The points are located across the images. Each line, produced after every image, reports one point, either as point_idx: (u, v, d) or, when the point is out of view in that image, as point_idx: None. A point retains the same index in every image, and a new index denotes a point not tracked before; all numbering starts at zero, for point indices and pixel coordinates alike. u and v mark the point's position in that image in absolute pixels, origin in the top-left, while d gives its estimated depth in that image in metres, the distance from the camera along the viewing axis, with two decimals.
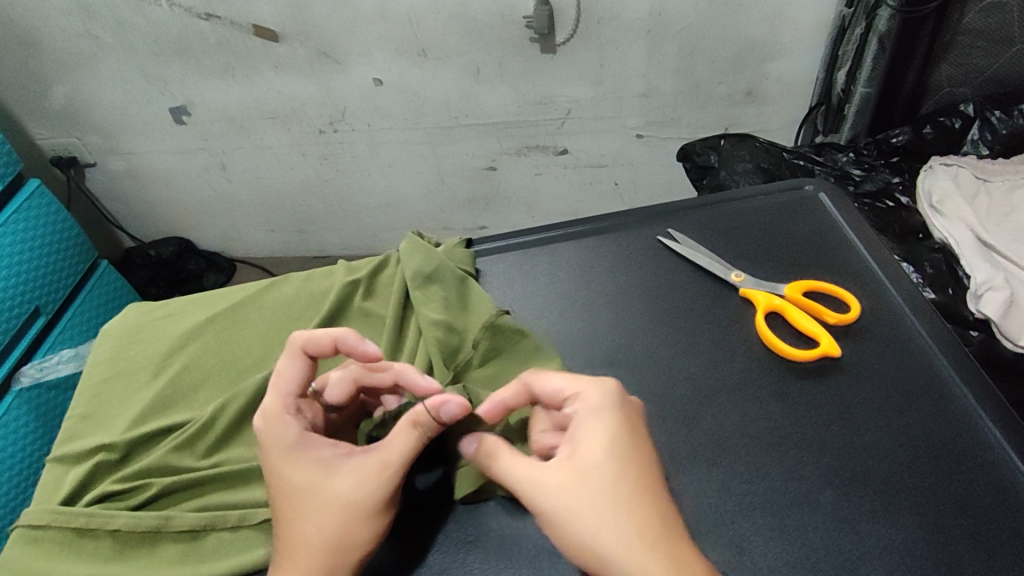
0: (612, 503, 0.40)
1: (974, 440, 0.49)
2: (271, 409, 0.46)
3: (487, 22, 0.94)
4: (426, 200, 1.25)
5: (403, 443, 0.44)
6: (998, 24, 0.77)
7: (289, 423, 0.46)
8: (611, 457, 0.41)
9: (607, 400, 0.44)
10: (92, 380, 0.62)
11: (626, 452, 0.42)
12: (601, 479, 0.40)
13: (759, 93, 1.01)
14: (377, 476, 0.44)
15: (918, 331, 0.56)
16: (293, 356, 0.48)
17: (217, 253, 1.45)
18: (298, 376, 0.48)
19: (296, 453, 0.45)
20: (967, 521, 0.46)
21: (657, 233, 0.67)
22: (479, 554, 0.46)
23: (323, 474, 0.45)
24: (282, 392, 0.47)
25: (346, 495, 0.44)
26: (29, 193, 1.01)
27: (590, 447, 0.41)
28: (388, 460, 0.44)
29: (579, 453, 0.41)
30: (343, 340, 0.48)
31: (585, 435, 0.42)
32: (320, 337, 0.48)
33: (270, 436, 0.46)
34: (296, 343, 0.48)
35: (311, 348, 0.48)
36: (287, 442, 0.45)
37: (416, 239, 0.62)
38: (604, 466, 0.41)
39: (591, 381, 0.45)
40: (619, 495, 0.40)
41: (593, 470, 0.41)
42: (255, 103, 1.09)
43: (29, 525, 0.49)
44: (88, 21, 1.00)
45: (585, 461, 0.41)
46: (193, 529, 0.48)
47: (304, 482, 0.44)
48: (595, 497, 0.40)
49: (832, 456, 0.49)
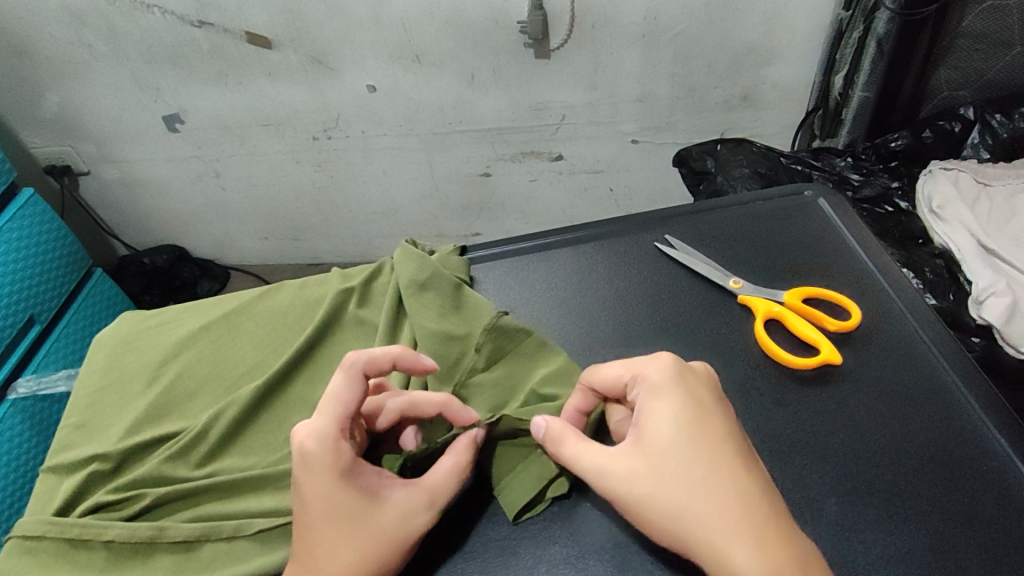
0: (692, 479, 0.40)
1: (980, 446, 0.49)
2: (329, 430, 0.43)
3: (481, 28, 0.93)
4: (420, 208, 1.24)
5: (453, 482, 0.45)
6: (997, 27, 0.77)
7: (344, 448, 0.43)
8: (683, 433, 0.41)
9: (667, 377, 0.43)
10: (84, 390, 0.61)
11: (694, 425, 0.41)
12: (672, 458, 0.40)
13: (756, 98, 1.00)
14: (424, 512, 0.44)
15: (920, 336, 0.56)
16: (352, 378, 0.45)
17: (211, 261, 1.44)
18: (358, 398, 0.44)
19: (345, 478, 0.43)
20: (974, 530, 0.45)
21: (655, 239, 0.66)
22: (480, 566, 0.45)
23: (368, 503, 0.43)
24: (338, 413, 0.43)
25: (391, 527, 0.42)
26: (23, 201, 1.00)
27: (656, 429, 0.41)
28: (435, 496, 0.44)
29: (646, 437, 0.42)
30: (402, 358, 0.47)
31: (650, 418, 0.42)
32: (382, 358, 0.46)
33: (323, 458, 0.42)
34: (357, 362, 0.45)
35: (372, 370, 0.46)
36: (339, 466, 0.42)
37: (409, 248, 0.62)
38: (675, 444, 0.41)
39: (646, 360, 0.45)
40: (694, 474, 0.40)
41: (665, 449, 0.41)
42: (249, 111, 1.09)
43: (23, 535, 0.48)
44: (80, 29, 1.00)
45: (657, 441, 0.41)
46: (188, 539, 0.47)
47: (350, 509, 0.42)
48: (671, 479, 0.40)
49: (836, 463, 0.48)
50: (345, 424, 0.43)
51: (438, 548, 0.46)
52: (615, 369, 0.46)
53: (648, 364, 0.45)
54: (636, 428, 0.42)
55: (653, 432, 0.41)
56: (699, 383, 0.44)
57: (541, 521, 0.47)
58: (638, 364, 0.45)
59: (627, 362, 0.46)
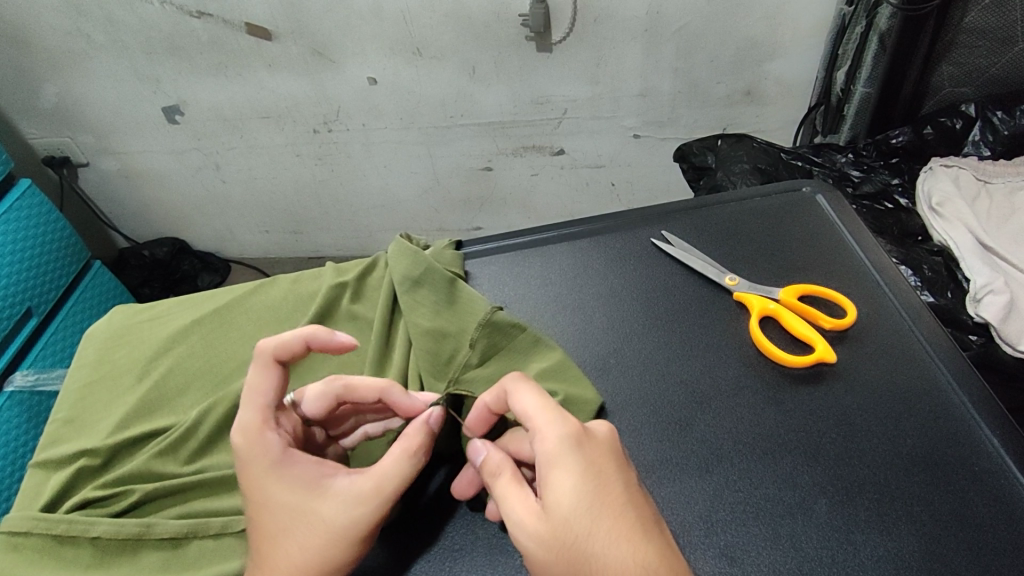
0: (583, 557, 0.36)
1: (972, 447, 0.48)
2: (250, 423, 0.43)
3: (482, 20, 0.93)
4: (421, 201, 1.24)
5: (398, 470, 0.42)
6: (1000, 23, 0.76)
7: (270, 440, 0.43)
8: (581, 505, 0.37)
9: (572, 440, 0.39)
10: (76, 383, 0.61)
11: (596, 489, 0.37)
12: (570, 530, 0.36)
13: (758, 93, 1.00)
14: (369, 501, 0.42)
15: (914, 335, 0.55)
16: (265, 368, 0.45)
17: (211, 253, 1.44)
18: (274, 386, 0.45)
19: (277, 469, 0.43)
20: (964, 531, 0.44)
21: (651, 235, 0.66)
22: (467, 562, 0.45)
23: (307, 493, 0.42)
24: (257, 405, 0.44)
25: (334, 516, 0.41)
26: (21, 192, 1.01)
27: (558, 496, 0.37)
28: (379, 484, 0.42)
29: (548, 501, 0.37)
30: (315, 338, 0.46)
31: (552, 483, 0.38)
32: (290, 341, 0.45)
33: (251, 453, 0.43)
34: (265, 352, 0.44)
35: (282, 355, 0.45)
36: (269, 459, 0.43)
37: (403, 243, 0.61)
38: (574, 512, 0.36)
39: (558, 417, 0.40)
40: (586, 547, 0.36)
41: (560, 522, 0.36)
42: (249, 102, 1.08)
43: (10, 532, 0.48)
44: (79, 20, 1.00)
45: (554, 507, 0.37)
46: (175, 536, 0.47)
47: (288, 500, 0.42)
48: (564, 549, 0.36)
49: (828, 463, 0.48)
50: (269, 414, 0.44)
51: (424, 545, 0.46)
52: (528, 404, 0.41)
53: (550, 419, 0.40)
54: (541, 481, 0.38)
55: (550, 498, 0.37)
56: (601, 445, 0.40)
57: None
58: (548, 416, 0.40)
59: (543, 403, 0.41)
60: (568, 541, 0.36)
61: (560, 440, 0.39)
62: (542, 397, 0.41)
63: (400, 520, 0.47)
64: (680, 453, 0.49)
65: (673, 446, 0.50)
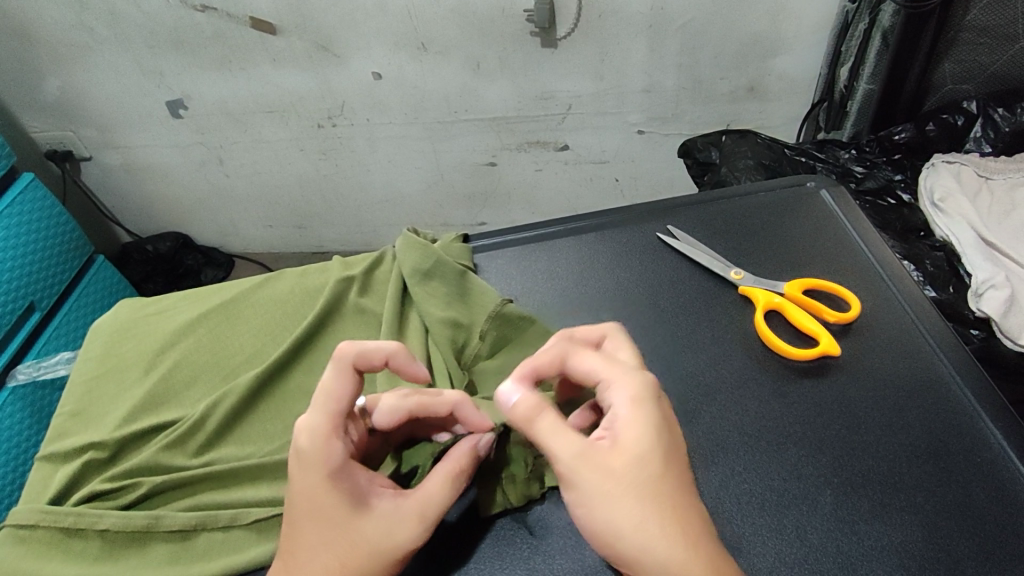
0: (646, 499, 0.37)
1: (975, 439, 0.49)
2: (320, 428, 0.42)
3: (488, 15, 0.93)
4: (425, 196, 1.24)
5: (445, 495, 0.43)
6: (1002, 19, 0.76)
7: (336, 448, 0.42)
8: (655, 450, 0.38)
9: (646, 392, 0.41)
10: (81, 377, 0.62)
11: (668, 444, 0.39)
12: (644, 473, 0.38)
13: (761, 89, 1.00)
14: (413, 525, 0.42)
15: (917, 329, 0.56)
16: (342, 374, 0.43)
17: (215, 248, 1.45)
18: (349, 394, 0.43)
19: (334, 478, 0.42)
20: (967, 522, 0.45)
21: (657, 230, 0.66)
22: (475, 555, 0.46)
23: (355, 510, 0.42)
24: (328, 410, 0.42)
25: (377, 538, 0.41)
26: (24, 185, 1.01)
27: (635, 439, 0.38)
28: (425, 511, 0.42)
29: (622, 443, 0.39)
30: (395, 355, 0.46)
31: (627, 426, 0.39)
32: (373, 352, 0.44)
33: (313, 458, 0.41)
34: (347, 356, 0.43)
35: (362, 365, 0.44)
36: (329, 468, 0.41)
37: (411, 236, 0.61)
38: (647, 456, 0.38)
39: (629, 371, 0.42)
40: (657, 492, 0.38)
41: (636, 461, 0.38)
42: (253, 97, 1.08)
43: (17, 524, 0.48)
44: (82, 13, 1.00)
45: (632, 452, 0.38)
46: (184, 528, 0.48)
47: (333, 513, 0.41)
48: (635, 490, 0.37)
49: (832, 455, 0.49)
50: (339, 422, 0.42)
51: (431, 540, 0.46)
52: (594, 364, 0.42)
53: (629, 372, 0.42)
54: (611, 430, 0.39)
55: (627, 442, 0.39)
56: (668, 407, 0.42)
57: (538, 513, 0.47)
58: (619, 369, 0.42)
59: (608, 359, 0.42)
60: (640, 482, 0.38)
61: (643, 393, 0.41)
62: (630, 357, 0.45)
63: None
64: (688, 444, 0.50)
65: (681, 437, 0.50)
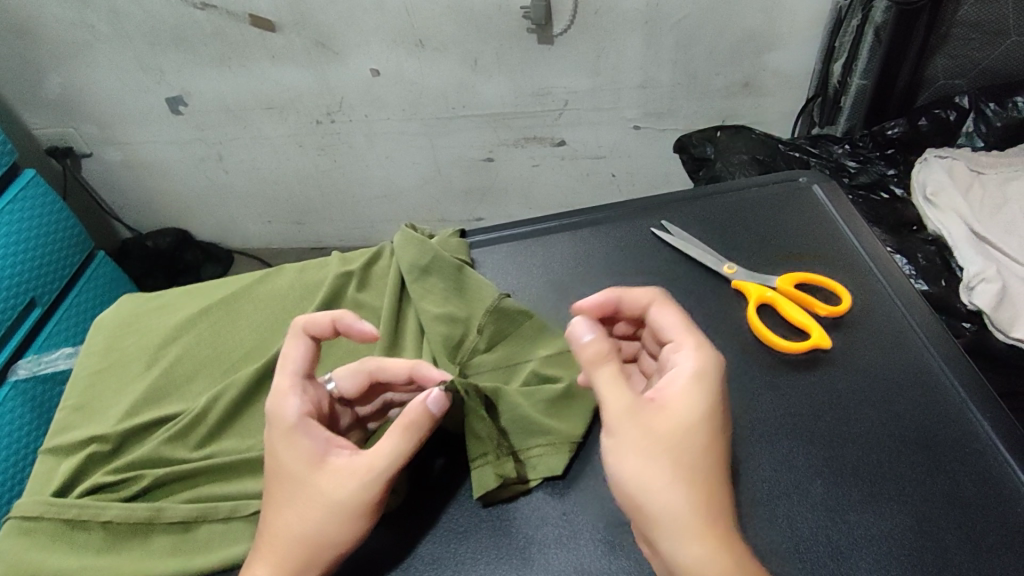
0: (686, 466, 0.39)
1: (963, 430, 0.50)
2: (278, 387, 0.46)
3: (485, 12, 0.93)
4: (422, 191, 1.25)
5: (393, 447, 0.43)
6: (993, 16, 0.77)
7: (289, 404, 0.45)
8: (704, 423, 0.40)
9: (709, 371, 0.42)
10: (84, 371, 0.62)
11: (717, 422, 0.41)
12: (688, 441, 0.39)
13: (757, 85, 1.01)
14: (364, 477, 0.43)
15: (907, 322, 0.57)
16: (298, 339, 0.48)
17: (214, 244, 1.45)
18: (304, 356, 0.47)
19: (289, 434, 0.44)
20: (954, 512, 0.46)
21: (651, 225, 0.67)
22: (472, 545, 0.47)
23: (311, 465, 0.44)
24: (289, 370, 0.47)
25: (332, 491, 0.43)
26: (24, 182, 1.01)
27: (685, 409, 0.40)
28: (375, 462, 0.43)
29: (673, 409, 0.40)
30: (342, 320, 0.49)
31: (680, 396, 0.41)
32: (319, 317, 0.48)
33: (272, 415, 0.45)
34: (297, 324, 0.48)
35: (312, 329, 0.48)
36: (284, 424, 0.44)
37: (409, 232, 0.62)
38: (696, 425, 0.40)
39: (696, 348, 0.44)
40: (696, 465, 0.39)
41: (683, 427, 0.40)
42: (252, 94, 1.09)
43: (22, 516, 0.49)
44: (82, 11, 1.00)
45: (684, 420, 0.40)
46: (186, 520, 0.49)
47: (293, 470, 0.44)
48: (673, 457, 0.39)
49: (823, 446, 0.50)
50: (298, 380, 0.46)
51: (429, 531, 0.47)
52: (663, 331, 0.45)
53: (699, 345, 0.44)
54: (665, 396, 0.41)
55: (676, 409, 0.40)
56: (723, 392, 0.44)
57: (531, 502, 0.48)
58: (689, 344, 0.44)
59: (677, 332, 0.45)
60: (676, 450, 0.39)
61: (704, 363, 0.43)
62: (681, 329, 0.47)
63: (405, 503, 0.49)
64: None
65: None
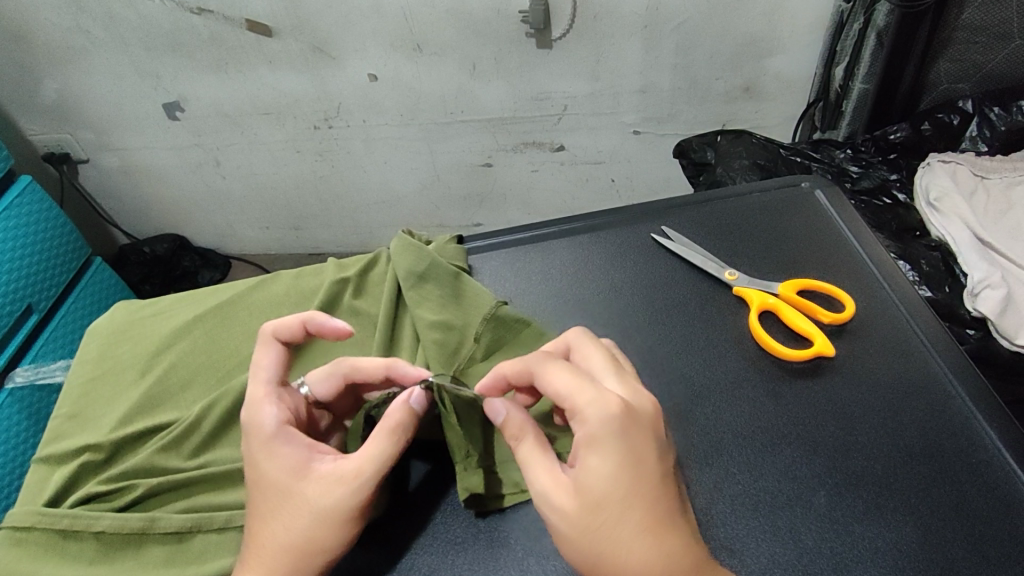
0: (607, 543, 0.38)
1: (969, 439, 0.49)
2: (255, 396, 0.45)
3: (484, 17, 0.93)
4: (421, 197, 1.24)
5: (378, 450, 0.43)
6: (997, 19, 0.76)
7: (268, 412, 0.44)
8: (617, 489, 0.38)
9: (608, 427, 0.38)
10: (78, 379, 0.62)
11: (635, 483, 0.38)
12: (603, 515, 0.38)
13: (757, 89, 1.00)
14: (350, 483, 0.42)
15: (911, 329, 0.56)
16: (269, 347, 0.47)
17: (212, 250, 1.45)
18: (275, 362, 0.47)
19: (270, 444, 0.43)
20: (961, 523, 0.45)
21: (651, 230, 0.66)
22: (469, 556, 0.46)
23: (294, 474, 0.43)
24: (263, 378, 0.46)
25: (318, 499, 0.42)
26: (21, 188, 1.01)
27: (592, 479, 0.38)
28: (361, 466, 0.42)
29: (581, 482, 0.38)
30: (311, 320, 0.48)
31: (585, 465, 0.38)
32: (288, 320, 0.48)
33: (251, 425, 0.44)
34: (265, 330, 0.48)
35: (281, 333, 0.48)
36: (264, 433, 0.43)
37: (406, 238, 0.61)
38: (606, 497, 0.38)
39: (592, 397, 0.39)
40: (620, 536, 0.38)
41: (594, 502, 0.38)
42: (250, 99, 1.08)
43: (13, 527, 0.48)
44: (79, 16, 1.00)
45: (593, 493, 0.38)
46: (179, 530, 0.48)
47: (276, 479, 0.43)
48: (594, 537, 0.38)
49: (827, 455, 0.49)
50: (273, 388, 0.46)
51: (425, 542, 0.46)
52: (562, 383, 0.40)
53: (594, 399, 0.38)
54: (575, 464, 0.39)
55: (584, 482, 0.38)
56: (647, 427, 0.39)
57: (529, 513, 0.47)
58: (583, 394, 0.39)
59: (576, 379, 0.40)
60: (593, 527, 0.38)
61: (599, 424, 0.38)
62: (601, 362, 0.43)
63: (401, 514, 0.48)
64: (683, 445, 0.50)
65: (676, 439, 0.50)
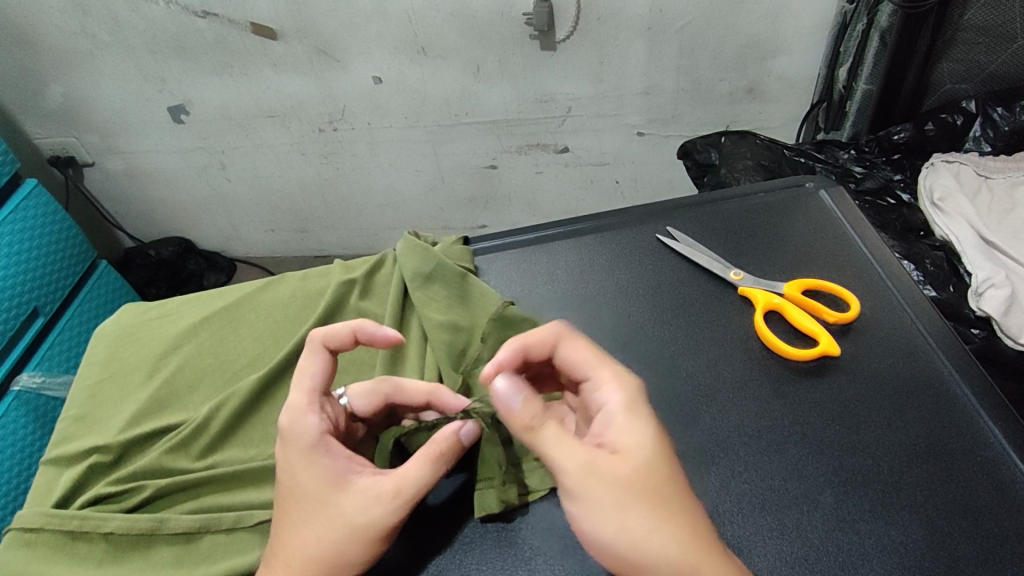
0: (654, 500, 0.37)
1: (976, 438, 0.49)
2: (296, 403, 0.45)
3: (488, 19, 0.93)
4: (425, 199, 1.25)
5: (419, 473, 0.43)
6: (1001, 20, 0.76)
7: (309, 422, 0.44)
8: (655, 445, 0.39)
9: (635, 392, 0.42)
10: (87, 380, 0.62)
11: (664, 443, 0.40)
12: (650, 470, 0.38)
13: (761, 91, 1.00)
14: (387, 502, 0.42)
15: (918, 331, 0.56)
16: (315, 353, 0.47)
17: (217, 253, 1.45)
18: (320, 372, 0.47)
19: (309, 453, 0.43)
20: (967, 522, 0.45)
21: (657, 232, 0.66)
22: (477, 556, 0.46)
23: (330, 484, 0.43)
24: (305, 386, 0.46)
25: (352, 513, 0.42)
26: (26, 192, 1.01)
27: (633, 436, 0.39)
28: (401, 486, 0.42)
29: (622, 440, 0.39)
30: (362, 329, 0.49)
31: (621, 426, 0.40)
32: (339, 328, 0.48)
33: (292, 433, 0.44)
34: (315, 337, 0.47)
35: (331, 342, 0.47)
36: (305, 442, 0.43)
37: (412, 240, 0.62)
38: (648, 452, 0.39)
39: (616, 371, 0.43)
40: (665, 492, 0.38)
41: (638, 459, 0.38)
42: (254, 102, 1.09)
43: (23, 528, 0.49)
44: (85, 20, 1.00)
45: (637, 447, 0.39)
46: (188, 531, 0.48)
47: (312, 489, 0.43)
48: (642, 493, 0.37)
49: (832, 454, 0.49)
50: (314, 397, 0.45)
51: (433, 541, 0.47)
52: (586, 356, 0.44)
53: (618, 371, 0.43)
54: (609, 429, 0.40)
55: (626, 439, 0.39)
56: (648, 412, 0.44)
57: (537, 513, 0.48)
58: (608, 366, 0.44)
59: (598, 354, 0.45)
60: (640, 483, 0.38)
61: (628, 389, 0.42)
62: None
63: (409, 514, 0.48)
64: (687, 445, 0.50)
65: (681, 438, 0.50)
